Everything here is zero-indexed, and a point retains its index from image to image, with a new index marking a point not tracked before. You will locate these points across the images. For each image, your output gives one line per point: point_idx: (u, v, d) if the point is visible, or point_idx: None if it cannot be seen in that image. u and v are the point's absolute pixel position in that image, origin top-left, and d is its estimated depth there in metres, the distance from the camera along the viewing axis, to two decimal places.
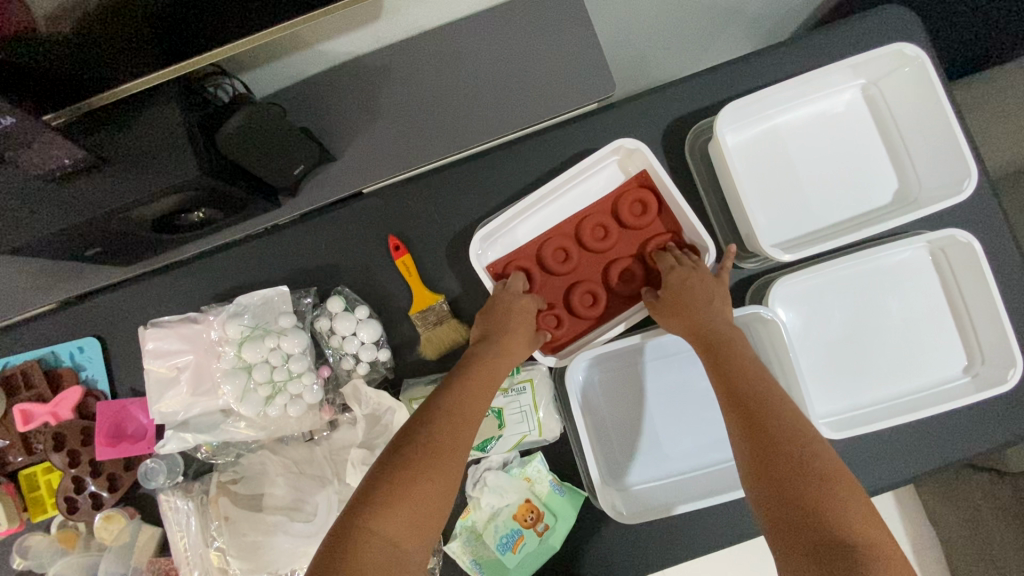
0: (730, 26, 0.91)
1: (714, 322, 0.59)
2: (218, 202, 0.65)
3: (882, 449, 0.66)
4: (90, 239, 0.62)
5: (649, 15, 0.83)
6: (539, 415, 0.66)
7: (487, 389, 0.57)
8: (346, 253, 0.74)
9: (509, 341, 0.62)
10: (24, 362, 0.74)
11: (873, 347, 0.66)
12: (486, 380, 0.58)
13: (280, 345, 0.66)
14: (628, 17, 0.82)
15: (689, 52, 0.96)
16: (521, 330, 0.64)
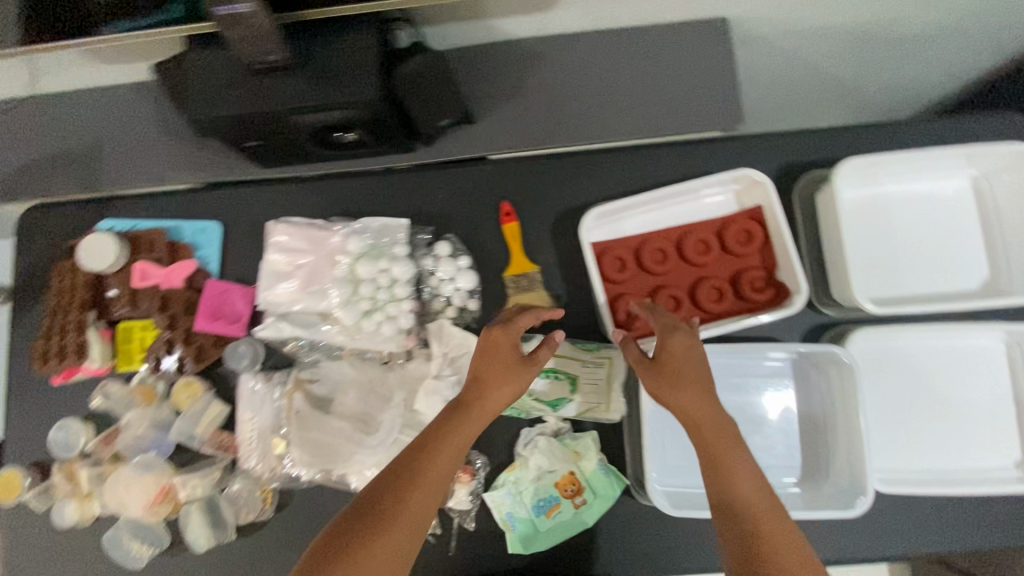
0: (850, 98, 0.96)
1: (709, 413, 0.56)
2: (373, 130, 0.72)
3: (921, 517, 0.68)
4: (261, 131, 0.70)
5: (782, 69, 0.89)
6: (610, 392, 0.72)
7: (456, 434, 0.55)
8: (459, 206, 0.80)
9: (485, 379, 0.59)
10: (153, 228, 0.81)
11: (933, 419, 0.69)
12: (452, 425, 0.55)
13: (389, 269, 0.72)
14: (762, 66, 0.88)
15: (804, 113, 1.02)
16: (494, 372, 0.59)
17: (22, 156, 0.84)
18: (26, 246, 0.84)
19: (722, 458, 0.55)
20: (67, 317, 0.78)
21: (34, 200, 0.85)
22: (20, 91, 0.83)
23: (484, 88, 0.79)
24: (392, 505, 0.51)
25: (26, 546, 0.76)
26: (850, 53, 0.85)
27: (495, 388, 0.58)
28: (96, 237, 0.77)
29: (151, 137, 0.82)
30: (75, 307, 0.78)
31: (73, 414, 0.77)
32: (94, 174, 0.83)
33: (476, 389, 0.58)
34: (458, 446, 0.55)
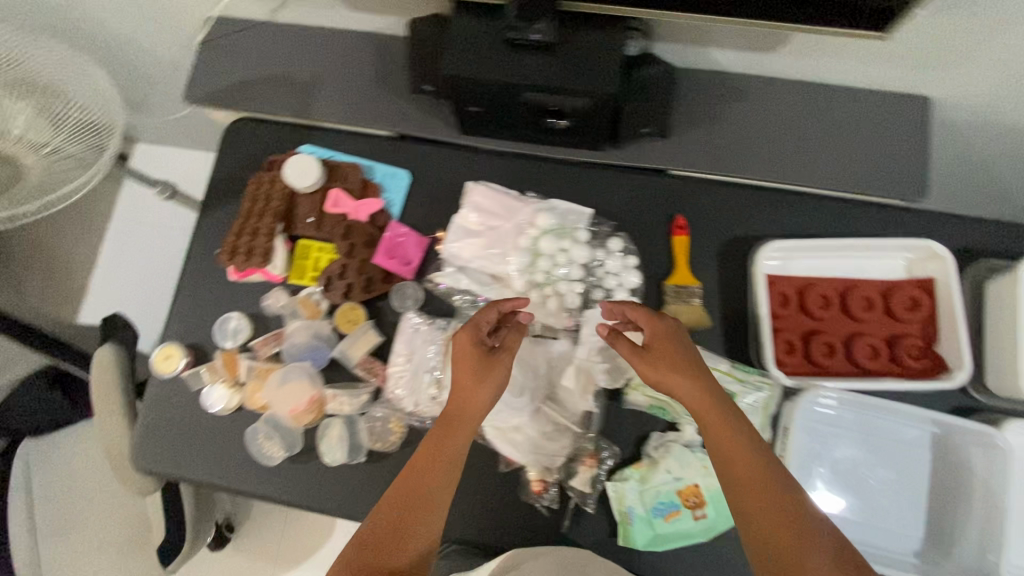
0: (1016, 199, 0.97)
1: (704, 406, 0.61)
2: (586, 122, 0.77)
3: None
4: (488, 98, 0.75)
5: (962, 155, 0.91)
6: (762, 417, 0.71)
7: (456, 432, 0.63)
8: (634, 209, 0.83)
9: (467, 381, 0.65)
10: (350, 162, 0.87)
11: None
12: (446, 425, 0.64)
13: (569, 250, 0.76)
14: (945, 147, 0.90)
15: (961, 202, 1.03)
16: (466, 374, 0.65)
17: (245, 71, 0.92)
18: (228, 151, 0.91)
19: (728, 465, 0.58)
20: (258, 223, 0.84)
21: (243, 112, 0.93)
22: (263, 16, 0.92)
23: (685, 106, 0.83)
24: (410, 502, 0.60)
25: (168, 418, 0.81)
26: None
27: (474, 389, 0.65)
28: (304, 158, 0.84)
29: (367, 82, 0.89)
30: (267, 216, 0.84)
31: (239, 310, 0.83)
32: (306, 102, 0.90)
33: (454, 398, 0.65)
34: (459, 440, 0.63)
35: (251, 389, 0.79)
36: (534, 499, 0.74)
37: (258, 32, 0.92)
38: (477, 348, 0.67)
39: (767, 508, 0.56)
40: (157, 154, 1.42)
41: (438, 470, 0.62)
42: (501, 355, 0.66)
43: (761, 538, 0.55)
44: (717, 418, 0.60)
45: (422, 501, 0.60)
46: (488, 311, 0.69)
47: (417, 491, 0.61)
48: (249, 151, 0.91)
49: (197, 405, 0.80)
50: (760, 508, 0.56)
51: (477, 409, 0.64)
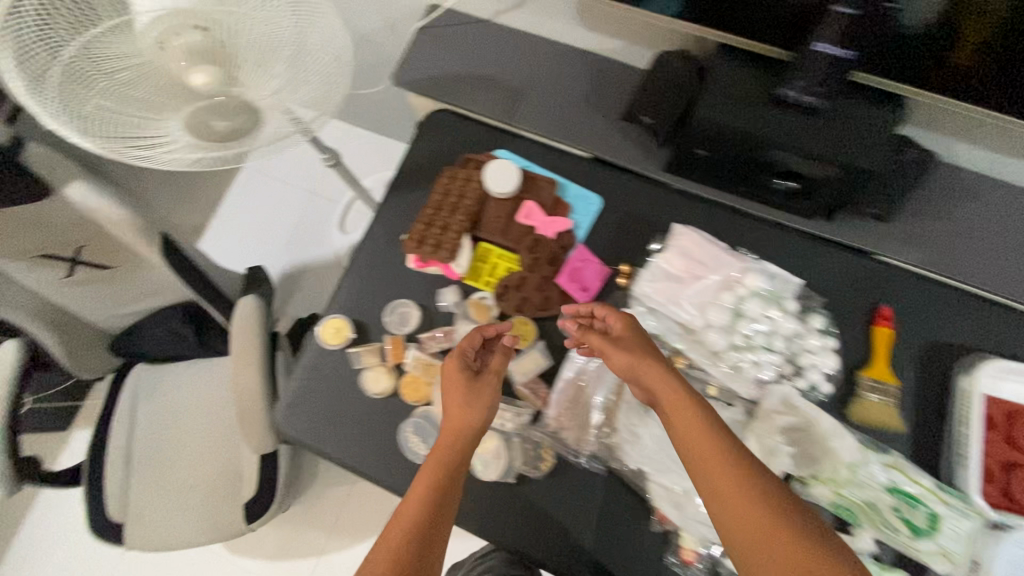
0: None
1: (679, 404, 0.60)
2: (816, 190, 0.74)
3: None
4: (724, 148, 0.73)
5: None
6: (964, 546, 0.65)
7: (458, 441, 0.65)
8: (835, 287, 0.79)
9: (455, 403, 0.68)
10: (545, 176, 0.86)
11: None
12: (446, 438, 0.66)
13: (774, 318, 0.72)
14: None
15: None
16: (456, 393, 0.68)
17: (456, 64, 0.92)
18: (423, 139, 0.92)
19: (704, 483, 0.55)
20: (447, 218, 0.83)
21: (444, 104, 0.93)
22: (486, 14, 0.92)
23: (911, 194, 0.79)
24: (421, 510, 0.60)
25: (320, 388, 0.82)
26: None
27: (465, 410, 0.67)
28: (505, 164, 0.83)
29: (576, 100, 0.88)
30: (457, 214, 0.83)
31: (410, 299, 0.84)
32: (511, 107, 0.89)
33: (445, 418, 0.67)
34: (461, 446, 0.65)
35: (412, 381, 0.79)
36: (678, 565, 0.71)
37: (477, 29, 0.92)
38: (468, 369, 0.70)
39: (738, 501, 0.52)
40: (341, 129, 1.47)
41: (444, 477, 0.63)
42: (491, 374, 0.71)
43: (771, 554, 0.50)
44: (693, 424, 0.58)
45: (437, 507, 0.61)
46: (475, 333, 0.73)
47: (427, 496, 0.61)
48: (443, 143, 0.91)
49: (352, 383, 0.81)
50: (749, 514, 0.52)
51: (473, 419, 0.67)
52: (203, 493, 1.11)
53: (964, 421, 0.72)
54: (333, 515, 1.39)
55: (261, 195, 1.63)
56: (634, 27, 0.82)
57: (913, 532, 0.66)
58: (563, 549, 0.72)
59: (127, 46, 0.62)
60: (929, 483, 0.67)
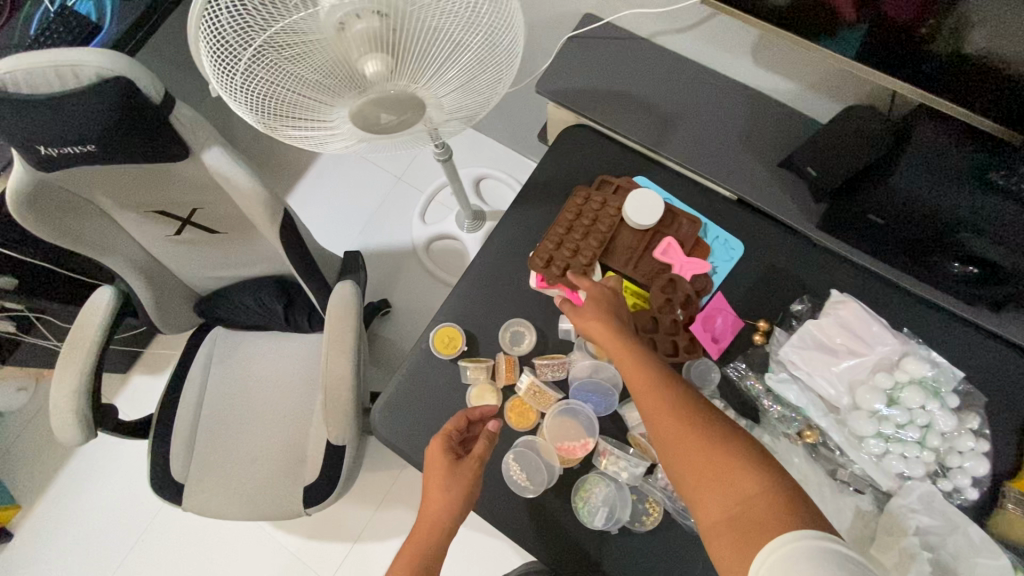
0: None
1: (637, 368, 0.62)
2: (998, 281, 0.68)
3: None
4: (903, 215, 0.70)
5: None
6: None
7: (435, 528, 0.63)
8: (991, 384, 0.72)
9: (431, 482, 0.65)
10: (688, 213, 0.81)
11: None
12: (425, 525, 0.63)
13: (931, 411, 0.66)
14: None
15: None
16: (435, 480, 0.64)
17: (605, 80, 0.88)
18: (558, 152, 0.88)
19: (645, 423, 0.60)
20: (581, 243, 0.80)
21: (586, 119, 0.89)
22: (645, 33, 0.88)
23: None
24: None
25: (421, 393, 0.79)
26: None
27: (442, 495, 0.64)
28: (650, 193, 0.78)
29: (729, 137, 0.83)
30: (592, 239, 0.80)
31: (526, 318, 0.80)
32: (658, 133, 0.85)
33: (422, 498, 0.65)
34: (440, 534, 0.63)
35: (520, 407, 0.76)
36: None
37: (632, 46, 0.88)
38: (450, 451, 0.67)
39: (672, 440, 0.57)
40: (485, 145, 1.58)
41: (425, 567, 0.62)
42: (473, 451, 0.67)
43: (709, 492, 0.53)
44: (654, 395, 0.60)
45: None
46: (458, 418, 0.69)
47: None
48: (578, 160, 0.88)
49: (456, 393, 0.78)
50: (685, 455, 0.56)
51: (452, 507, 0.63)
52: (264, 467, 1.09)
53: None
54: (377, 506, 1.37)
55: (349, 172, 1.63)
56: (812, 71, 0.77)
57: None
58: None
59: (306, 40, 0.58)
60: None
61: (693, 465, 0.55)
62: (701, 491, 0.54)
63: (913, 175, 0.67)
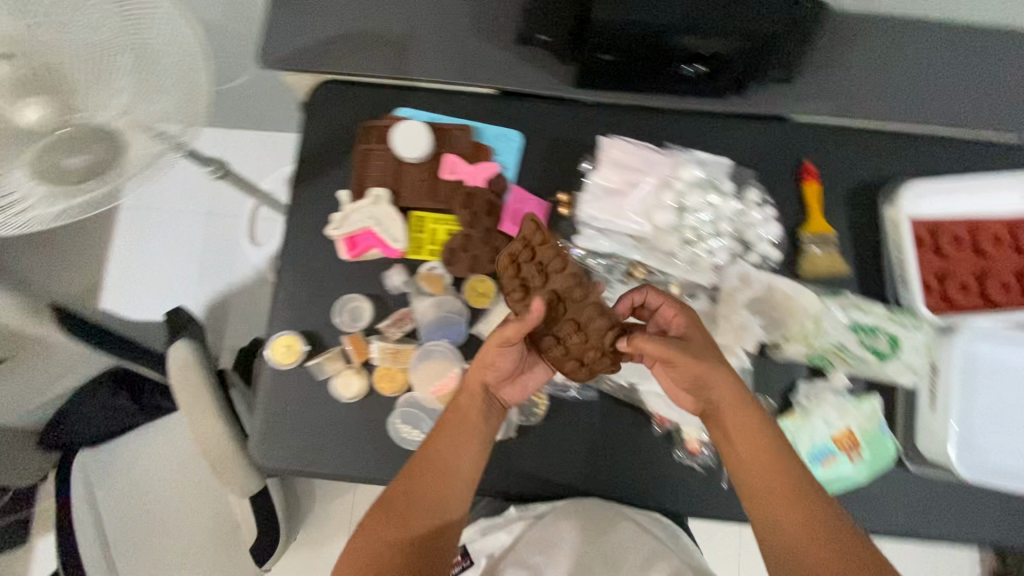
0: None
1: (787, 454, 0.61)
2: (723, 69, 0.75)
3: None
4: (626, 44, 0.71)
5: None
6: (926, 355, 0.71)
7: (460, 449, 0.66)
8: (761, 160, 0.82)
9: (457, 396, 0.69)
10: (457, 124, 0.81)
11: None
12: (453, 436, 0.66)
13: (716, 202, 0.74)
14: None
15: None
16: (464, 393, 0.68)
17: (321, 27, 0.82)
18: (313, 120, 0.82)
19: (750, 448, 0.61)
20: (514, 285, 0.64)
21: (324, 75, 0.83)
22: None
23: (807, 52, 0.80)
24: (422, 509, 0.63)
25: (290, 411, 0.76)
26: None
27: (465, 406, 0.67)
28: (412, 122, 0.78)
29: (464, 37, 0.82)
30: (532, 281, 0.64)
31: (355, 292, 0.77)
32: (399, 61, 0.82)
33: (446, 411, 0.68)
34: (470, 457, 0.66)
35: (384, 374, 0.75)
36: (687, 457, 0.75)
37: None
38: (488, 366, 0.66)
39: (772, 467, 0.60)
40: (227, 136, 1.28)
41: (441, 473, 0.64)
42: (507, 365, 0.66)
43: (795, 545, 0.57)
44: (769, 469, 0.60)
45: (438, 506, 0.64)
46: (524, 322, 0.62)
47: (428, 502, 0.63)
48: (336, 118, 0.83)
49: (322, 396, 0.75)
50: (778, 489, 0.59)
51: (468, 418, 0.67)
52: (204, 554, 1.04)
53: (900, 248, 0.77)
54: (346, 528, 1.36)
55: (153, 233, 1.47)
56: None
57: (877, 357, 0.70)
58: (582, 480, 0.75)
59: None
60: (881, 312, 0.72)
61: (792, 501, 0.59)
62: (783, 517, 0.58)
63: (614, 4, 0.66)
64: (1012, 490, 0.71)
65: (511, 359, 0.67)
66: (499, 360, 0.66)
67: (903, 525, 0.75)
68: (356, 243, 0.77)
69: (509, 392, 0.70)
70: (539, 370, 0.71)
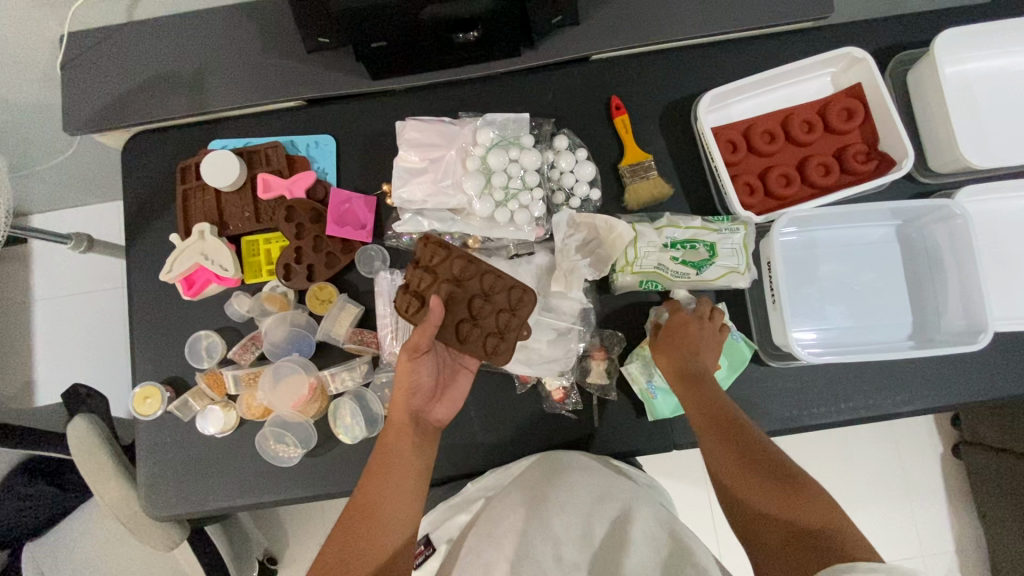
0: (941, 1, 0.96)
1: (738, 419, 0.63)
2: (496, 28, 0.75)
3: (1011, 346, 0.76)
4: (385, 26, 0.71)
5: None
6: (748, 254, 0.72)
7: (403, 476, 0.61)
8: (570, 105, 0.82)
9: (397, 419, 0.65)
10: (267, 143, 0.82)
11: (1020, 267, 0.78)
12: (390, 464, 0.61)
13: (519, 158, 0.76)
14: None
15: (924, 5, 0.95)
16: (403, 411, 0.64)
17: (118, 83, 0.83)
18: (136, 174, 0.84)
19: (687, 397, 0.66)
20: (408, 296, 0.65)
21: (135, 128, 0.85)
22: (119, 18, 0.83)
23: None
24: (371, 546, 0.57)
25: (168, 458, 0.77)
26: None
27: (404, 428, 0.64)
28: (215, 152, 0.78)
29: (255, 58, 0.82)
30: (422, 283, 0.66)
31: (205, 329, 0.79)
32: (199, 97, 0.83)
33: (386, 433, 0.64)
34: (414, 484, 0.62)
35: (243, 399, 0.76)
36: (557, 407, 0.76)
37: (117, 38, 0.83)
38: (409, 390, 0.65)
39: (709, 411, 0.63)
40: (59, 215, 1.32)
41: (393, 497, 0.60)
42: (426, 380, 0.66)
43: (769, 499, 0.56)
44: (750, 442, 0.61)
45: (385, 540, 0.58)
46: (427, 324, 0.63)
47: (376, 537, 0.58)
48: (156, 167, 0.85)
49: (195, 434, 0.77)
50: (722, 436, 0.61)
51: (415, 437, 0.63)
52: None
53: (712, 158, 0.77)
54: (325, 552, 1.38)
55: (71, 319, 1.47)
56: None
57: (697, 269, 0.72)
58: (463, 454, 0.77)
59: None
60: (699, 222, 0.73)
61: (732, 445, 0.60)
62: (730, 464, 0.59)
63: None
64: (861, 361, 0.72)
65: (427, 370, 0.66)
66: (415, 377, 0.65)
67: (779, 421, 0.76)
68: (193, 281, 0.79)
69: (440, 414, 0.67)
70: (462, 378, 0.70)
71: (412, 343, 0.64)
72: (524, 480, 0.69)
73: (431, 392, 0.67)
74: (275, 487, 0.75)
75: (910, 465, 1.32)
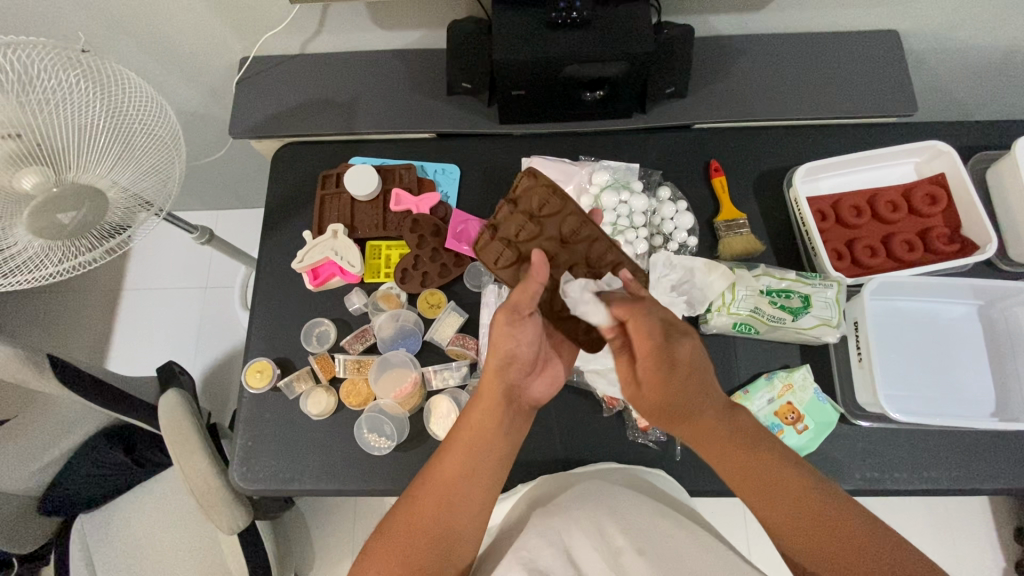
0: (1010, 112, 1.05)
1: (750, 460, 0.58)
2: (620, 91, 0.85)
3: None
4: (527, 79, 0.82)
5: (966, 72, 0.96)
6: (840, 309, 0.78)
7: (481, 463, 0.61)
8: (672, 164, 0.92)
9: (478, 406, 0.63)
10: (402, 164, 0.93)
11: None
12: (472, 446, 0.61)
13: (628, 200, 0.88)
14: (944, 69, 0.96)
15: (994, 112, 1.05)
16: (484, 408, 0.63)
17: (281, 100, 0.96)
18: (280, 177, 0.96)
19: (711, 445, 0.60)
20: (502, 246, 0.74)
21: (285, 139, 0.97)
22: (290, 50, 0.97)
23: (693, 69, 0.91)
24: (437, 531, 0.58)
25: (266, 432, 0.81)
26: (1000, 82, 0.98)
27: (488, 419, 0.63)
28: (359, 166, 0.88)
29: (400, 94, 0.95)
30: (528, 233, 0.74)
31: (321, 318, 0.87)
32: (348, 119, 0.94)
33: (459, 422, 0.63)
34: (494, 472, 0.62)
35: (349, 385, 0.83)
36: (640, 436, 0.79)
37: (287, 65, 0.97)
38: (507, 358, 0.63)
39: (744, 459, 0.58)
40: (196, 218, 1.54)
41: (464, 486, 0.60)
42: (524, 351, 0.64)
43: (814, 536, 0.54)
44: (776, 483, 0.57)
45: (452, 527, 0.58)
46: (530, 281, 0.64)
47: (442, 522, 0.58)
48: (300, 174, 0.96)
49: (293, 413, 0.82)
50: (771, 489, 0.57)
51: (492, 433, 0.62)
52: None
53: (804, 223, 0.85)
54: None
55: (155, 312, 1.56)
56: (418, 13, 0.89)
57: (793, 316, 0.78)
58: (542, 468, 0.79)
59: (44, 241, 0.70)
60: (794, 274, 0.79)
61: (782, 500, 0.56)
62: (767, 508, 0.57)
63: (507, 48, 0.79)
64: (945, 427, 0.73)
65: (529, 339, 0.64)
66: (514, 344, 0.63)
67: (858, 481, 0.76)
68: (318, 273, 0.87)
69: (535, 392, 0.68)
70: (561, 359, 0.71)
71: (513, 304, 0.64)
72: (591, 489, 0.68)
73: (530, 364, 0.66)
74: (360, 474, 0.78)
75: (971, 565, 1.25)
